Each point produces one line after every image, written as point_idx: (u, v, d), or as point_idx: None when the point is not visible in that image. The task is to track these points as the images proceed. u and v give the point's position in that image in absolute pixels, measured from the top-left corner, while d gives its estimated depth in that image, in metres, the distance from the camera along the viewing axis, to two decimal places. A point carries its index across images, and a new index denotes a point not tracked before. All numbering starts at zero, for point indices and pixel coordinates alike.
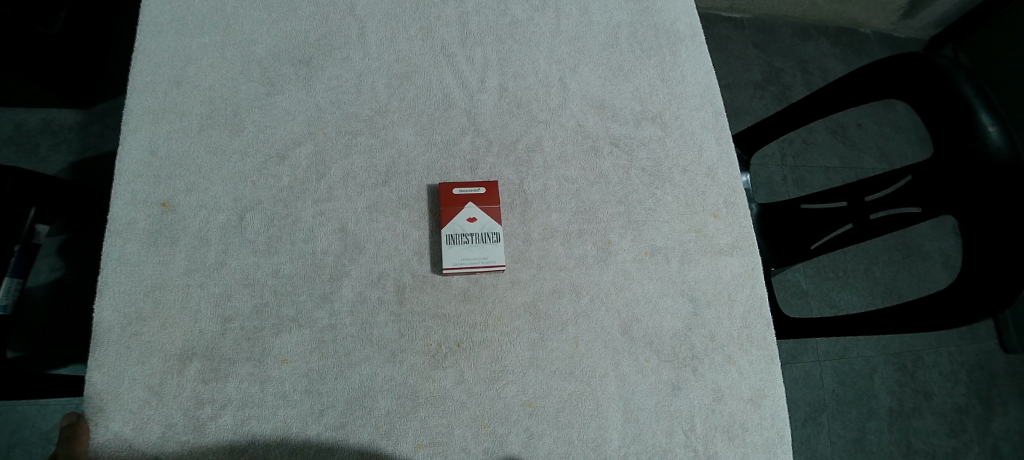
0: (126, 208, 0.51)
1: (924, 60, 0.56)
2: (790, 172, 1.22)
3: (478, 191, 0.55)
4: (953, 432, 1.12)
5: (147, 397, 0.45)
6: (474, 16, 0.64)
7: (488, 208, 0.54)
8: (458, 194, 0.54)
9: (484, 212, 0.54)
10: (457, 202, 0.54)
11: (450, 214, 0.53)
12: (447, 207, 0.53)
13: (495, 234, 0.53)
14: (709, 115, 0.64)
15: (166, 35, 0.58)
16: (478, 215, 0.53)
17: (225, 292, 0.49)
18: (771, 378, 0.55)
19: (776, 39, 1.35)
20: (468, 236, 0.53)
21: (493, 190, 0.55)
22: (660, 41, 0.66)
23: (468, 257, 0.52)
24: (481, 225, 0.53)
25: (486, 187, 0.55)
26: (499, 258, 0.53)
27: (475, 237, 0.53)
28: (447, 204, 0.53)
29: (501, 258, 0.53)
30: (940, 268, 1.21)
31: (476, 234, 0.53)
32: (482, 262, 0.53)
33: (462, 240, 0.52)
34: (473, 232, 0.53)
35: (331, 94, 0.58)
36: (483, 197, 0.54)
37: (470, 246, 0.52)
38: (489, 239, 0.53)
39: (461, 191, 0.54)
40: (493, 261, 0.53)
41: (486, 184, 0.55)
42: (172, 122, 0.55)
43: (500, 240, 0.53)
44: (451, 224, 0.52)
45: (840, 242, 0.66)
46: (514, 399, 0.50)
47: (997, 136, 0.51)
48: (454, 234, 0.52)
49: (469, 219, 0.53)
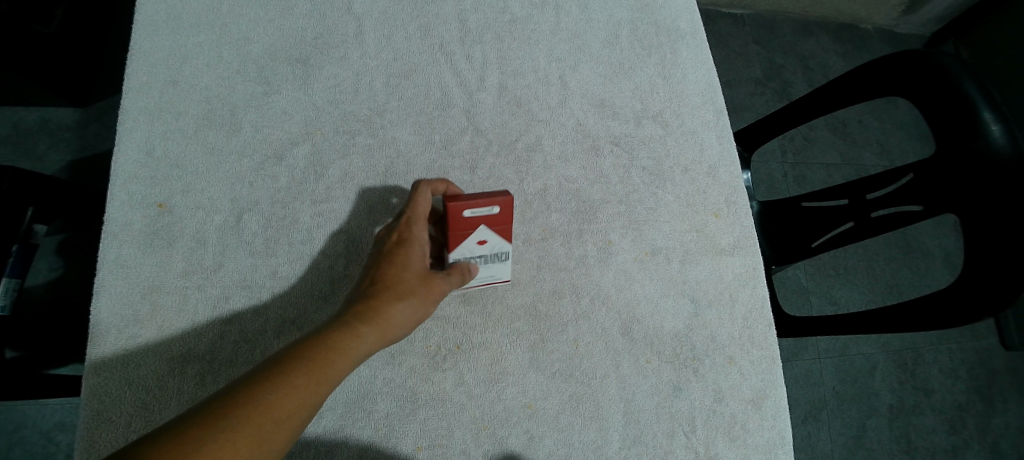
0: (123, 208, 0.51)
1: (925, 57, 0.54)
2: (790, 169, 1.22)
3: (493, 210, 0.44)
4: (952, 429, 1.12)
5: (144, 399, 0.45)
6: (473, 14, 0.63)
7: (501, 230, 0.46)
8: (469, 215, 0.44)
9: (497, 234, 0.46)
10: (466, 225, 0.45)
11: (459, 240, 0.46)
12: (456, 233, 0.45)
13: (506, 253, 0.49)
14: (710, 114, 0.63)
15: (161, 34, 0.57)
16: (489, 238, 0.46)
17: (223, 293, 0.50)
18: (772, 379, 0.55)
19: (777, 36, 1.34)
20: (477, 258, 0.48)
21: (510, 207, 0.45)
22: (659, 39, 0.65)
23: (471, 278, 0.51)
24: (492, 247, 0.47)
25: (500, 206, 0.44)
26: (505, 274, 0.52)
27: (485, 257, 0.48)
28: (456, 228, 0.44)
29: (507, 273, 0.51)
30: (940, 265, 1.21)
31: (485, 257, 0.48)
32: (486, 279, 0.51)
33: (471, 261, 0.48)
34: (483, 254, 0.48)
35: (329, 93, 0.57)
36: (496, 216, 0.45)
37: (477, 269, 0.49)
38: (497, 259, 0.49)
39: (473, 212, 0.43)
40: (498, 277, 0.52)
41: (502, 201, 0.44)
42: (168, 122, 0.54)
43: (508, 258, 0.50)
44: (460, 249, 0.47)
45: (841, 240, 0.64)
46: (514, 401, 0.50)
47: (999, 134, 0.49)
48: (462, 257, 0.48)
49: (480, 242, 0.47)
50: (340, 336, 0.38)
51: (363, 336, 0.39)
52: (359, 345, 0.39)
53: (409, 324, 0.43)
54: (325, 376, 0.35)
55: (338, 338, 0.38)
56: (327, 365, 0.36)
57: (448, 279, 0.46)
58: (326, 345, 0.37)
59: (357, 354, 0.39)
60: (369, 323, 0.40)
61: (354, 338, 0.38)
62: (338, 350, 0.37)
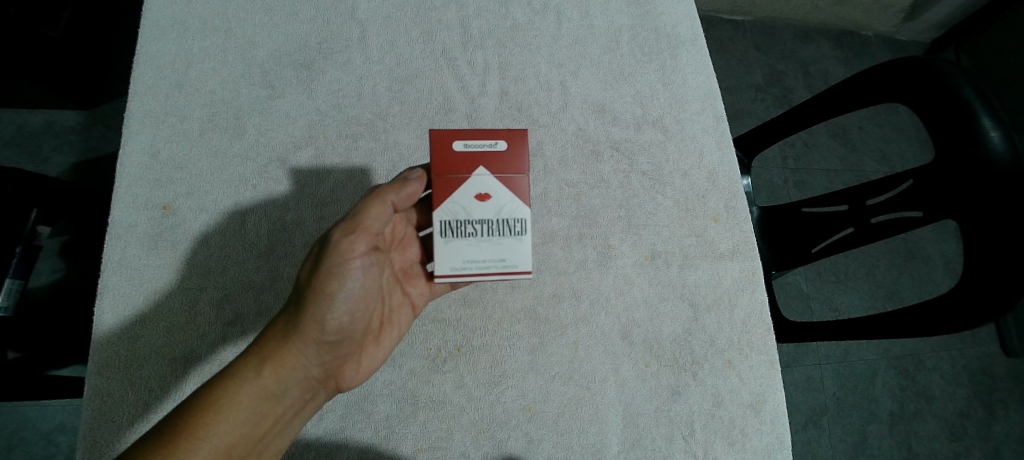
0: (128, 210, 0.51)
1: (924, 64, 0.54)
2: (790, 175, 1.22)
3: (496, 146, 0.45)
4: (953, 436, 1.12)
5: (147, 399, 0.46)
6: (475, 20, 0.63)
7: (506, 178, 0.45)
8: (464, 151, 0.44)
9: (501, 183, 0.45)
10: (463, 166, 0.44)
11: (454, 185, 0.44)
12: (448, 175, 0.44)
13: (521, 223, 0.46)
14: (710, 119, 0.64)
15: (167, 38, 0.58)
16: (493, 189, 0.45)
17: (225, 295, 0.50)
18: (771, 383, 0.55)
19: (778, 42, 1.35)
20: (481, 222, 0.45)
21: (516, 147, 0.45)
22: (660, 45, 0.66)
23: (478, 260, 0.45)
24: (497, 204, 0.45)
25: (507, 142, 0.45)
26: (517, 261, 0.46)
27: (491, 223, 0.45)
28: (449, 168, 0.44)
29: (525, 261, 0.46)
30: (940, 271, 1.21)
31: (492, 221, 0.45)
32: (497, 265, 0.45)
33: (474, 228, 0.45)
34: (489, 214, 0.45)
35: (332, 97, 0.58)
36: (500, 156, 0.45)
37: (482, 242, 0.45)
38: (510, 230, 0.45)
39: (470, 147, 0.44)
40: (510, 263, 0.45)
41: (507, 136, 0.45)
42: (172, 126, 0.55)
43: (524, 234, 0.46)
44: (459, 204, 0.44)
45: (840, 246, 0.64)
46: (514, 403, 0.50)
47: (998, 141, 0.49)
48: (463, 222, 0.45)
49: (484, 193, 0.45)
50: (211, 394, 0.35)
51: (243, 384, 0.36)
52: (237, 396, 0.36)
53: (317, 348, 0.39)
54: (191, 447, 0.32)
55: (209, 397, 0.35)
56: (189, 435, 0.33)
57: (362, 212, 0.40)
58: (188, 411, 0.34)
59: (243, 404, 0.36)
60: (252, 366, 0.37)
61: (231, 390, 0.36)
62: (206, 412, 0.34)
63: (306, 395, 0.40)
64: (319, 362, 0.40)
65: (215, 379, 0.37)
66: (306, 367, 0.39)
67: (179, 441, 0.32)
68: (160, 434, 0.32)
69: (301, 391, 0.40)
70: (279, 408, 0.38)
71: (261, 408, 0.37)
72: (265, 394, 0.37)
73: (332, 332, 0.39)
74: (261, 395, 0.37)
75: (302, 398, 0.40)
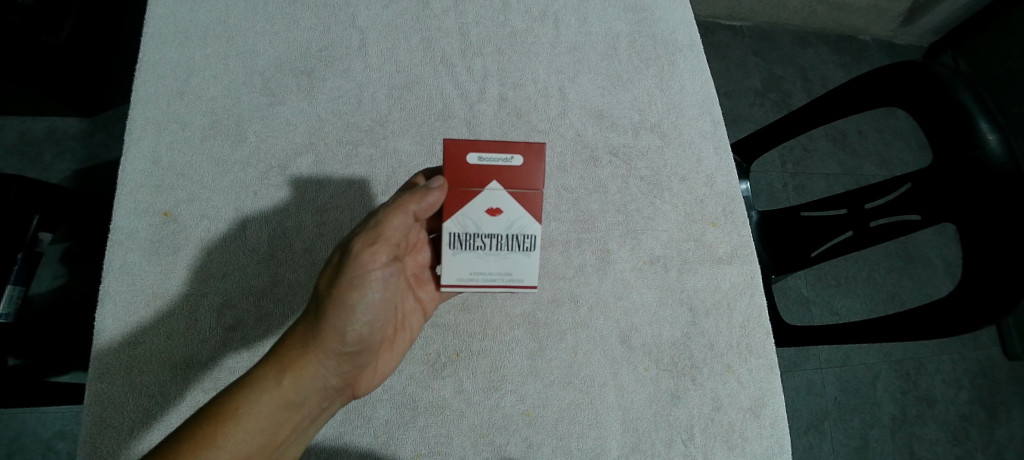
0: (129, 218, 0.52)
1: (923, 69, 0.55)
2: (790, 179, 1.23)
3: (511, 161, 0.44)
4: (955, 440, 1.11)
5: (146, 405, 0.46)
6: (475, 27, 0.64)
7: (519, 192, 0.45)
8: (478, 163, 0.44)
9: (513, 198, 0.45)
10: (476, 179, 0.44)
11: (465, 197, 0.44)
12: (460, 186, 0.44)
13: (530, 238, 0.46)
14: (708, 125, 0.64)
15: (170, 46, 0.58)
16: (505, 204, 0.45)
17: (225, 301, 0.50)
18: (771, 387, 0.55)
19: (776, 47, 1.36)
20: (490, 236, 0.45)
21: (531, 162, 0.45)
22: (658, 51, 0.67)
23: (485, 272, 0.46)
24: (508, 219, 0.45)
25: (521, 157, 0.44)
26: (524, 274, 0.47)
27: (501, 237, 0.46)
28: (461, 179, 0.44)
29: (531, 275, 0.47)
30: (940, 274, 1.21)
31: (501, 235, 0.46)
32: (504, 278, 0.47)
33: (480, 241, 0.46)
34: (499, 229, 0.45)
35: (332, 104, 0.58)
36: (514, 170, 0.45)
37: (490, 256, 0.46)
38: (520, 246, 0.46)
39: (484, 160, 0.44)
40: (516, 277, 0.47)
41: (523, 150, 0.44)
42: (174, 133, 0.55)
43: (532, 249, 0.47)
44: (467, 217, 0.45)
45: (839, 250, 0.64)
46: (513, 408, 0.50)
47: (996, 144, 0.49)
48: (470, 235, 0.45)
49: (494, 208, 0.45)
50: (230, 404, 0.35)
51: (261, 393, 0.36)
52: (256, 406, 0.36)
53: (336, 357, 0.40)
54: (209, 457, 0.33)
55: (226, 406, 0.35)
56: (209, 445, 0.33)
57: (384, 219, 0.40)
58: (207, 420, 0.34)
59: (264, 413, 0.36)
60: (270, 375, 0.37)
61: (250, 400, 0.36)
62: (225, 422, 0.34)
63: (323, 403, 0.41)
64: (337, 370, 0.40)
65: (233, 388, 0.37)
66: (325, 377, 0.40)
67: (197, 450, 0.32)
68: (177, 444, 0.32)
69: (319, 399, 0.40)
70: (297, 416, 0.38)
71: (280, 417, 0.37)
72: (285, 403, 0.37)
73: (351, 340, 0.40)
74: (280, 404, 0.37)
75: (319, 406, 0.40)
